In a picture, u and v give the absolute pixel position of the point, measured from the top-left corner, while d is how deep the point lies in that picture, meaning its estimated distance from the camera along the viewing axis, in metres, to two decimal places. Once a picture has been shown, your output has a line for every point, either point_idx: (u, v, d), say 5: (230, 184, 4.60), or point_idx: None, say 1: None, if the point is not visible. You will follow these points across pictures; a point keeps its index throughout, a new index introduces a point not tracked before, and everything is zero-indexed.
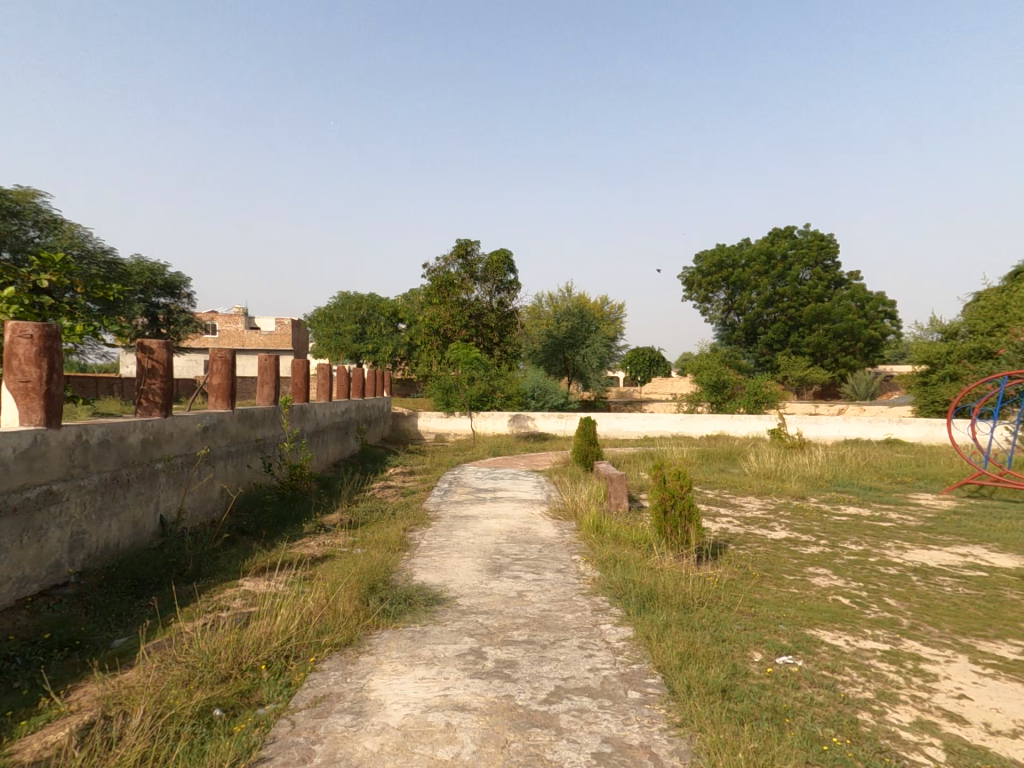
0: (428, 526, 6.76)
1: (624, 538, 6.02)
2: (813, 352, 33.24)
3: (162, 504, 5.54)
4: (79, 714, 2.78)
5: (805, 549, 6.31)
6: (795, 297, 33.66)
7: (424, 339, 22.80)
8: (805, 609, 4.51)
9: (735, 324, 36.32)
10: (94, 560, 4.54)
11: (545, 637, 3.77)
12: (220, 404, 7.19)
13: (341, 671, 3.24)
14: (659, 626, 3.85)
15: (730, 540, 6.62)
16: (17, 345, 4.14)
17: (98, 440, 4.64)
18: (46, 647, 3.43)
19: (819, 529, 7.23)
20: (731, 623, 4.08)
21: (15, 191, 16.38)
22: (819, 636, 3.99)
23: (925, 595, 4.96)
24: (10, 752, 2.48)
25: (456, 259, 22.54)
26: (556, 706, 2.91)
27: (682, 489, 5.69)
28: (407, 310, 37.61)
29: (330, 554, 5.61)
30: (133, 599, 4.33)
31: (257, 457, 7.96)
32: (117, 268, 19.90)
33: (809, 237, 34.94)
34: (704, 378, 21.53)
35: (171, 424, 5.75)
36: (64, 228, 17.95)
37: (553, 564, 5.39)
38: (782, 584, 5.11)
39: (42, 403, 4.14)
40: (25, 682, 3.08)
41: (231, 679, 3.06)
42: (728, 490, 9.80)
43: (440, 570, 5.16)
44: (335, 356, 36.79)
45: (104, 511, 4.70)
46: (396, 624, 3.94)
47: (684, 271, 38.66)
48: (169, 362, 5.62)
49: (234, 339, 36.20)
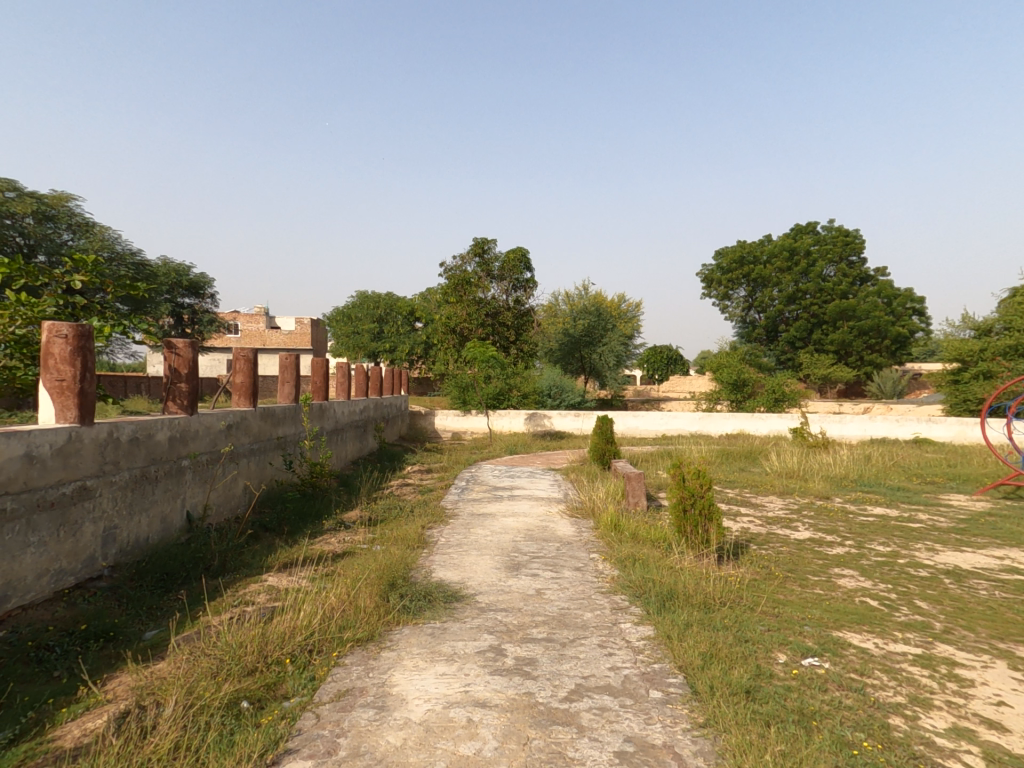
0: (446, 524, 6.79)
1: (642, 537, 5.98)
2: (836, 350, 32.63)
3: (189, 500, 5.66)
4: (114, 703, 2.85)
5: (830, 550, 6.22)
6: (818, 294, 33.11)
7: (441, 338, 22.85)
8: (830, 610, 4.44)
9: (756, 322, 35.84)
10: (125, 554, 4.65)
11: (565, 635, 3.77)
12: (243, 403, 7.30)
13: (363, 666, 3.28)
14: (680, 626, 3.82)
15: (751, 539, 6.55)
16: (52, 344, 4.23)
17: (128, 437, 4.76)
18: (82, 637, 3.53)
19: (844, 530, 7.11)
20: (754, 624, 4.03)
21: (50, 195, 16.84)
22: (845, 638, 3.92)
23: (956, 599, 4.85)
24: (51, 737, 2.56)
25: (473, 258, 22.55)
26: (577, 704, 2.91)
27: (702, 488, 5.64)
28: (424, 309, 37.83)
29: (350, 551, 5.67)
30: (163, 592, 4.44)
31: (279, 455, 8.08)
32: (144, 269, 20.36)
33: (833, 233, 34.33)
34: (723, 377, 21.29)
35: (196, 422, 5.87)
36: (95, 230, 18.41)
37: (571, 563, 5.39)
38: (806, 585, 5.04)
39: (76, 400, 4.25)
40: (64, 672, 3.17)
41: (257, 672, 3.11)
42: (749, 489, 9.69)
43: (459, 567, 5.20)
44: (354, 355, 37.18)
45: (135, 506, 4.81)
46: (416, 620, 3.97)
47: (703, 268, 38.29)
48: (194, 362, 5.72)
49: (255, 338, 36.81)
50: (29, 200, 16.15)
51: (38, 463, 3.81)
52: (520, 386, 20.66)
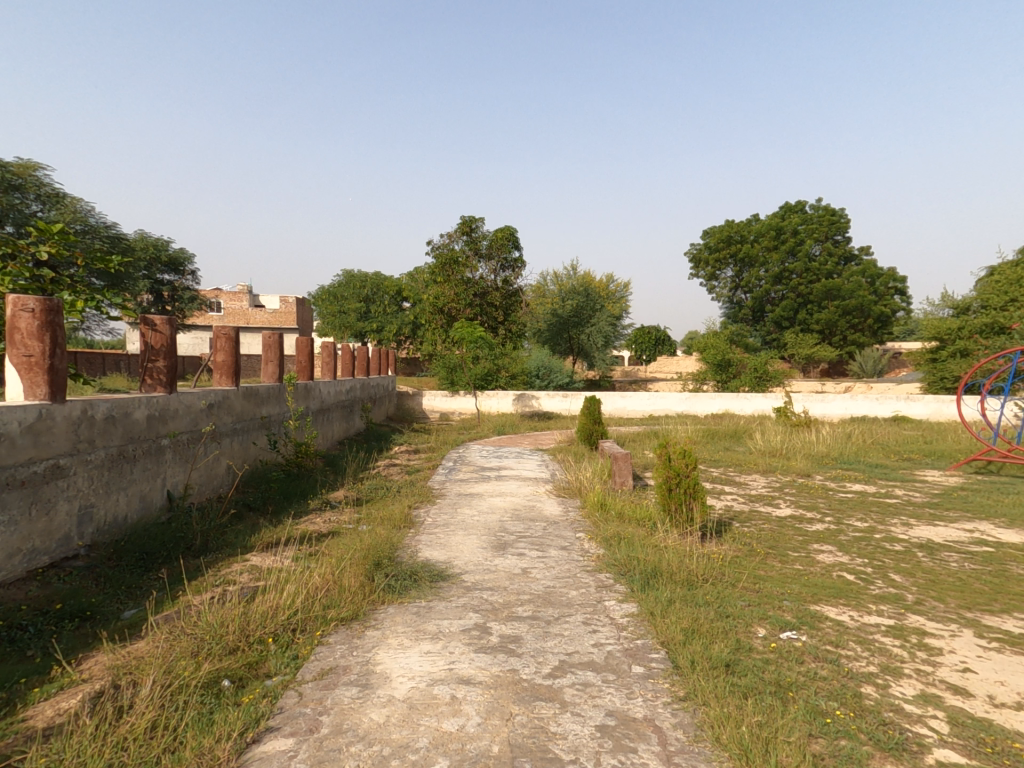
0: (432, 503, 6.79)
1: (628, 516, 6.02)
2: (822, 329, 32.85)
3: (169, 480, 5.57)
4: (90, 683, 2.81)
5: (810, 526, 6.32)
6: (804, 273, 33.15)
7: (429, 318, 22.73)
8: (809, 585, 4.51)
9: (742, 302, 36.11)
10: (103, 535, 4.58)
11: (550, 613, 3.78)
12: (225, 381, 7.16)
13: (347, 645, 3.27)
14: (663, 603, 3.86)
15: (735, 517, 6.64)
16: (18, 319, 4.09)
17: (103, 415, 4.63)
18: (57, 617, 3.47)
19: (824, 506, 7.25)
20: (735, 599, 4.08)
21: (16, 164, 16.21)
22: (823, 612, 3.98)
23: (930, 571, 4.95)
24: (23, 717, 2.52)
25: (460, 236, 22.33)
26: (560, 680, 2.92)
27: (687, 467, 5.68)
28: (411, 289, 37.47)
29: (336, 531, 5.64)
30: (142, 572, 4.37)
31: (263, 435, 7.98)
32: (120, 242, 19.85)
33: (820, 212, 34.53)
34: (710, 357, 21.36)
35: (176, 401, 5.74)
36: (67, 201, 17.86)
37: (557, 542, 5.41)
38: (787, 561, 5.12)
39: (45, 376, 4.12)
40: (37, 651, 3.12)
41: (240, 651, 3.09)
42: (733, 468, 9.82)
43: (445, 546, 5.20)
44: (341, 335, 36.77)
45: (111, 485, 4.72)
46: (401, 599, 3.96)
47: (690, 248, 38.30)
48: (172, 339, 5.57)
49: (238, 317, 36.17)
50: None
51: (6, 442, 3.69)
52: (508, 367, 19.85)
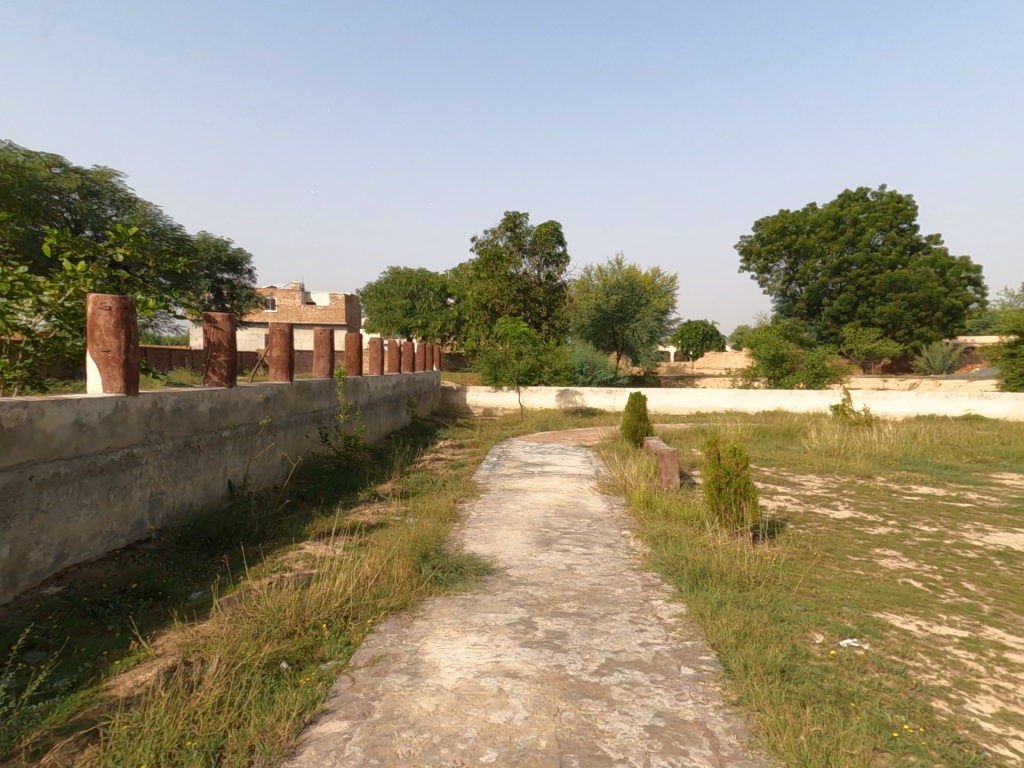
0: (477, 498, 6.87)
1: (675, 515, 5.90)
2: (885, 322, 31.16)
3: (230, 470, 5.85)
4: (163, 658, 2.99)
5: (872, 530, 6.01)
6: (866, 264, 31.34)
7: (472, 314, 22.87)
8: (872, 591, 4.29)
9: (796, 296, 34.68)
10: (172, 519, 4.86)
11: (596, 610, 3.75)
12: (280, 377, 7.45)
13: (396, 633, 3.35)
14: (713, 604, 3.77)
15: (789, 518, 6.40)
16: (97, 317, 4.35)
17: (171, 408, 4.91)
18: (133, 595, 3.71)
19: (887, 509, 6.88)
20: (790, 603, 3.94)
21: (95, 171, 17.27)
22: (887, 620, 3.79)
23: (1006, 581, 4.63)
24: (107, 686, 2.72)
25: (504, 232, 22.35)
26: (607, 678, 2.90)
27: (738, 466, 5.51)
28: (456, 285, 37.90)
29: (384, 523, 5.79)
30: (207, 556, 4.62)
31: (314, 429, 8.26)
32: (185, 243, 20.89)
33: (884, 199, 32.68)
34: (761, 352, 20.66)
35: (236, 394, 6.02)
36: (138, 206, 18.92)
37: (602, 539, 5.37)
38: (847, 565, 4.90)
39: (121, 370, 4.40)
40: (117, 626, 3.35)
41: (296, 635, 3.22)
42: (787, 468, 9.44)
43: (489, 540, 5.25)
44: (387, 331, 37.52)
45: (179, 474, 5.00)
46: (448, 592, 4.02)
47: (741, 241, 37.09)
48: (232, 335, 5.82)
49: (291, 315, 37.43)
50: (75, 176, 16.56)
51: (88, 431, 3.97)
52: (552, 363, 20.36)
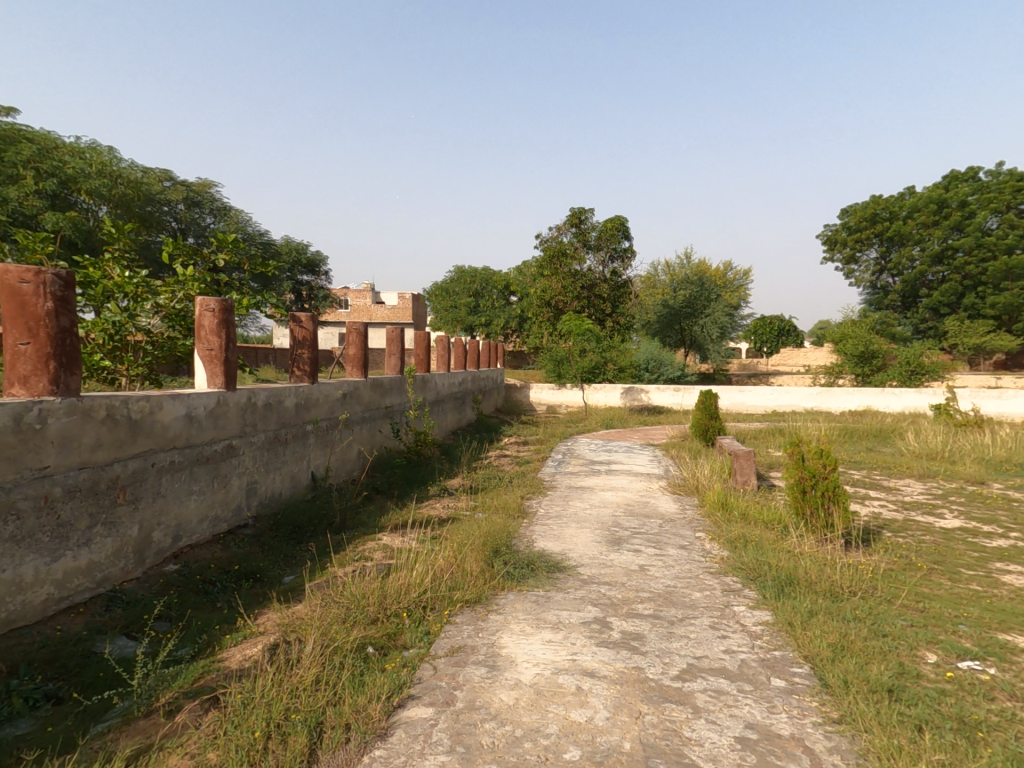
0: (545, 495, 6.85)
1: (754, 518, 5.61)
2: (999, 314, 28.21)
3: (313, 462, 6.15)
4: (265, 635, 3.17)
5: (987, 542, 5.44)
6: (975, 250, 28.53)
7: (536, 311, 22.84)
8: (991, 610, 3.88)
9: (889, 287, 32.35)
10: (265, 507, 5.16)
11: (673, 613, 3.63)
12: (356, 374, 7.74)
13: (473, 626, 3.38)
14: (803, 613, 3.54)
15: (885, 525, 5.92)
16: (203, 318, 4.66)
17: (263, 402, 5.22)
18: (236, 576, 3.97)
19: (1005, 520, 6.20)
20: (893, 618, 3.63)
21: (196, 183, 18.76)
22: (1012, 643, 3.41)
23: None
24: (220, 657, 2.91)
25: (569, 228, 22.17)
26: (691, 684, 2.78)
27: (825, 469, 5.17)
28: (519, 283, 38.05)
29: (455, 517, 5.89)
30: (296, 542, 4.87)
31: (387, 424, 8.53)
32: (270, 248, 22.26)
33: (1000, 178, 29.40)
34: (848, 348, 19.34)
35: (318, 390, 6.31)
36: (232, 214, 20.38)
37: (676, 540, 5.19)
38: (958, 580, 4.46)
39: (223, 368, 4.72)
40: (225, 603, 3.59)
41: (379, 622, 3.32)
42: (881, 471, 8.75)
43: (559, 538, 5.21)
44: (453, 329, 38.25)
45: (270, 464, 5.31)
46: (521, 587, 4.01)
47: (825, 230, 34.91)
48: (314, 334, 6.10)
49: (363, 314, 38.96)
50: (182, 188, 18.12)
51: (196, 422, 4.28)
52: (616, 360, 20.01)
